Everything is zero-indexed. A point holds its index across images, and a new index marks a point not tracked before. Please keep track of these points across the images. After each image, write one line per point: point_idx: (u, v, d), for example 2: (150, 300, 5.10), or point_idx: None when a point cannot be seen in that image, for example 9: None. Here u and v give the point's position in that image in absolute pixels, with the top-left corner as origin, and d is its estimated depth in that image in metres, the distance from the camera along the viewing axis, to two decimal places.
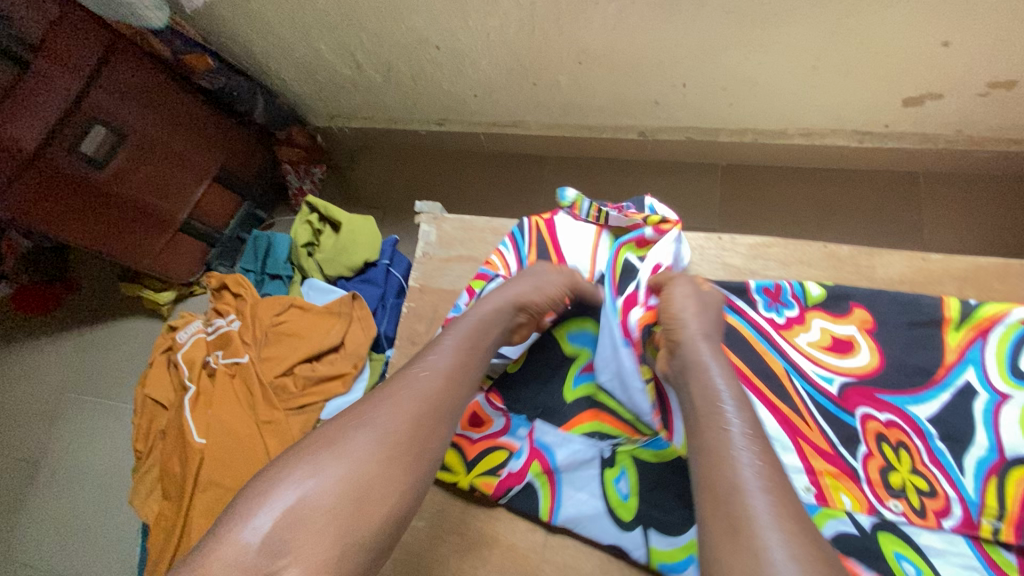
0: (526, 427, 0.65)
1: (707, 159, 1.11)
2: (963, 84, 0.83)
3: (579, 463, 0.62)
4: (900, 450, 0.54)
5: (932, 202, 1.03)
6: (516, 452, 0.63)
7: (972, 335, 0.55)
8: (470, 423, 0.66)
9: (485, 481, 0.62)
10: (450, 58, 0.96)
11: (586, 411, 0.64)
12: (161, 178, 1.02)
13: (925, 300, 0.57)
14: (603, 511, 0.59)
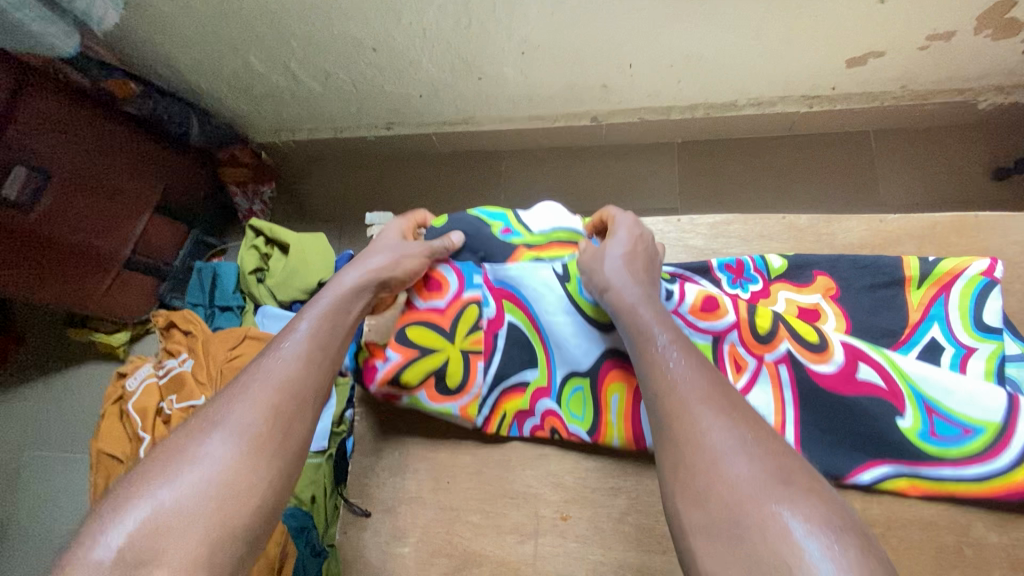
0: (480, 274, 0.64)
1: (663, 139, 1.10)
2: (903, 39, 0.83)
3: (544, 299, 0.61)
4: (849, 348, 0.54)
5: (887, 158, 1.03)
6: (485, 301, 0.63)
7: (933, 291, 0.55)
8: (430, 293, 0.64)
9: (473, 340, 0.62)
10: (389, 59, 0.92)
11: (533, 247, 0.66)
12: (97, 215, 0.96)
13: (885, 260, 0.56)
14: (577, 328, 0.59)
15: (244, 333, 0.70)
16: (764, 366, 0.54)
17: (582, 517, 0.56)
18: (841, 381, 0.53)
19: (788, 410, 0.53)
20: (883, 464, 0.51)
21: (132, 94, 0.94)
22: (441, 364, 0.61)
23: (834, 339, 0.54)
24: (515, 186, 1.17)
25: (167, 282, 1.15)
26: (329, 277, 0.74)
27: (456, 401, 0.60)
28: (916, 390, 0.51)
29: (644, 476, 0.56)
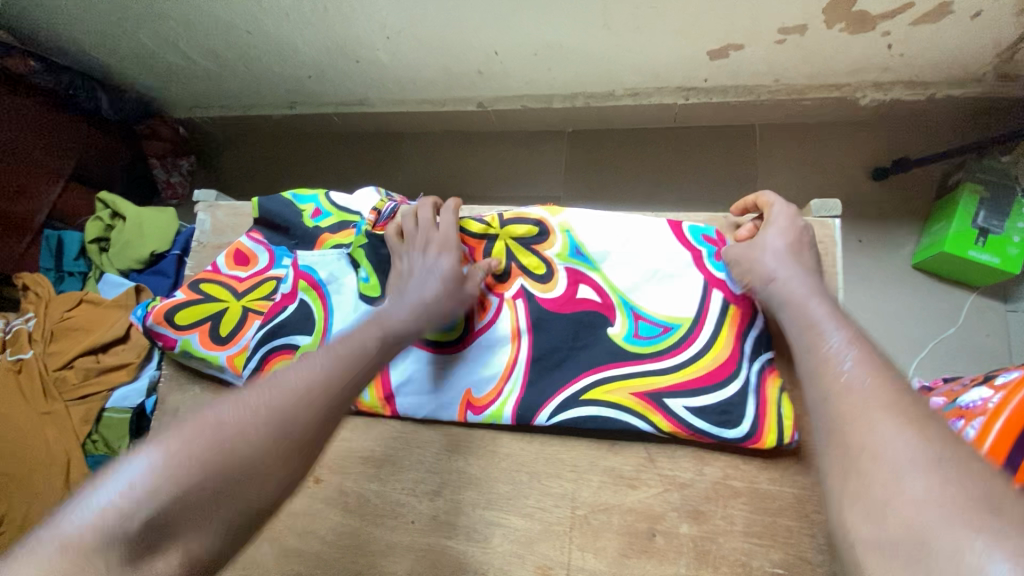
0: (289, 258, 0.66)
1: (552, 126, 1.11)
2: (757, 32, 0.81)
3: (340, 274, 0.63)
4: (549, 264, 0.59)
5: (771, 153, 1.02)
6: (285, 279, 0.65)
7: None
8: (236, 262, 0.67)
9: (258, 303, 0.65)
10: (266, 41, 0.96)
11: (335, 231, 0.67)
12: (9, 181, 1.04)
13: None
14: (354, 304, 0.62)
15: (81, 298, 0.77)
16: (504, 303, 0.59)
17: (333, 481, 0.61)
18: (564, 302, 0.58)
19: (521, 341, 0.58)
20: (593, 375, 0.55)
21: (31, 69, 1.01)
22: (219, 315, 0.65)
23: (557, 268, 0.59)
24: (414, 167, 1.20)
25: None
26: (165, 249, 0.78)
27: (225, 351, 0.63)
28: (626, 300, 0.57)
29: (391, 446, 0.60)
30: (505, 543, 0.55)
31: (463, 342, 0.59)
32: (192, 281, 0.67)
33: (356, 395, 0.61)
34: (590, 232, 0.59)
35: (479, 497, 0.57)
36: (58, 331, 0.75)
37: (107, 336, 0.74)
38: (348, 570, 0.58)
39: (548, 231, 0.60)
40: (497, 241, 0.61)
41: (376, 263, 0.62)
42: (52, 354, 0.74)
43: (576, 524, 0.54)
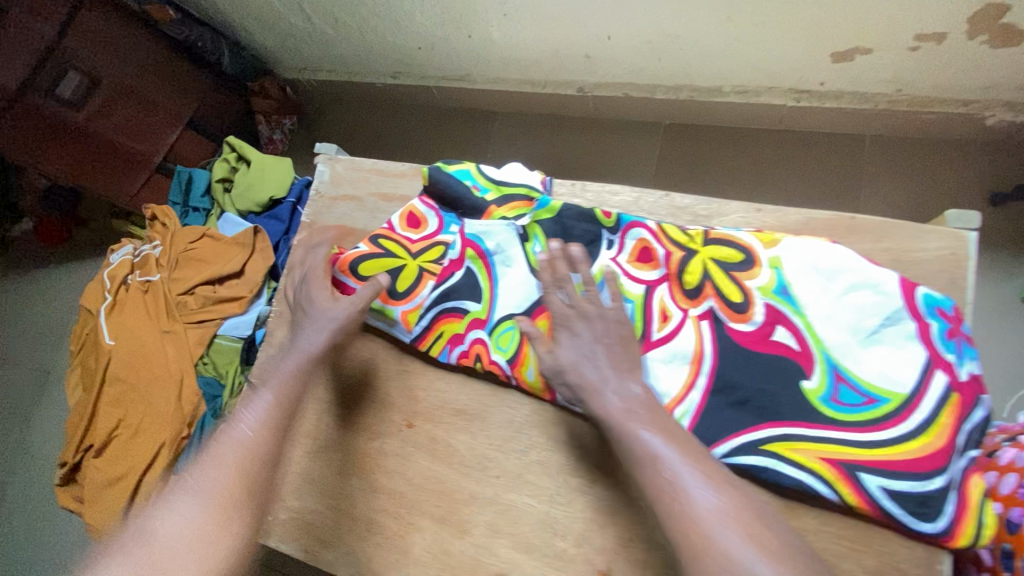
0: (457, 226, 0.68)
1: (650, 118, 1.10)
2: (888, 36, 0.79)
3: (506, 246, 0.64)
4: (729, 288, 0.57)
5: (879, 167, 0.98)
6: (453, 245, 0.66)
7: (776, 304, 0.55)
8: (409, 224, 0.69)
9: (432, 264, 0.66)
10: (387, 9, 0.99)
11: (504, 204, 0.67)
12: (135, 121, 1.12)
13: (738, 244, 0.58)
14: (526, 275, 0.63)
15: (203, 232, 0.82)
16: (688, 319, 0.58)
17: (424, 428, 0.63)
18: (756, 341, 0.55)
19: (707, 352, 0.56)
20: (773, 425, 0.53)
21: (169, 19, 1.08)
22: (396, 271, 0.67)
23: (757, 301, 0.56)
24: (504, 146, 1.22)
25: None
26: (281, 196, 0.82)
27: (399, 305, 0.66)
28: (830, 358, 0.53)
29: (482, 403, 0.62)
30: (588, 510, 0.56)
31: (642, 346, 0.58)
32: (371, 236, 0.69)
33: (523, 371, 0.60)
34: (804, 275, 0.55)
35: (566, 464, 0.58)
36: (181, 260, 0.81)
37: (226, 270, 0.78)
38: (432, 514, 0.60)
39: (754, 261, 0.56)
40: (695, 258, 0.58)
41: (553, 240, 0.63)
42: (175, 280, 0.80)
43: None
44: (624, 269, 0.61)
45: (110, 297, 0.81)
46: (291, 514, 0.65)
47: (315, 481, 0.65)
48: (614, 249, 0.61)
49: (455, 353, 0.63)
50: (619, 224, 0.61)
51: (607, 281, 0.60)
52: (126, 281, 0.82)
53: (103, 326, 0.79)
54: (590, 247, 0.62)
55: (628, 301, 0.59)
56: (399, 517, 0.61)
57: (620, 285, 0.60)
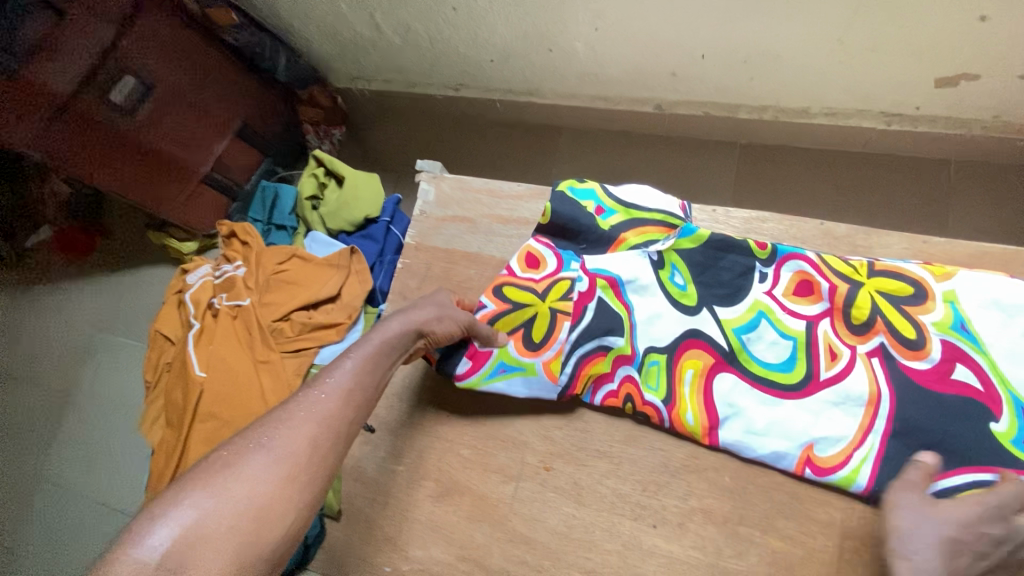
0: (578, 261, 0.63)
1: (726, 137, 1.09)
2: (1001, 64, 0.77)
3: (640, 275, 0.60)
4: (902, 323, 0.53)
5: (962, 194, 0.99)
6: (579, 277, 0.61)
7: (956, 340, 0.51)
8: (529, 264, 0.63)
9: (563, 304, 0.60)
10: (467, 20, 0.95)
11: (632, 230, 0.62)
12: (185, 129, 1.06)
13: (905, 275, 0.54)
14: (667, 307, 0.59)
15: (292, 253, 0.84)
16: (857, 356, 0.54)
17: (565, 471, 0.59)
18: (936, 379, 0.51)
19: (883, 394, 0.52)
20: (959, 473, 0.49)
21: (232, 24, 1.01)
22: (530, 320, 0.61)
23: (933, 337, 0.52)
24: (570, 164, 1.20)
25: (237, 203, 1.24)
26: (376, 215, 0.85)
27: (540, 357, 0.59)
28: (1018, 399, 0.49)
29: (629, 444, 0.58)
30: (762, 564, 0.52)
31: (809, 385, 0.54)
32: (490, 286, 0.63)
33: (681, 415, 0.57)
34: (982, 308, 0.52)
35: (732, 512, 0.54)
36: (272, 283, 0.81)
37: (322, 293, 0.79)
38: (581, 566, 0.56)
39: (927, 294, 0.53)
40: (861, 291, 0.54)
41: (695, 269, 0.59)
42: (265, 303, 0.80)
43: (844, 554, 0.51)
44: (780, 303, 0.56)
45: (196, 323, 0.80)
46: (414, 565, 0.59)
47: (441, 528, 0.60)
48: (767, 281, 0.57)
49: (601, 394, 0.60)
50: (776, 255, 0.57)
51: (762, 315, 0.57)
52: (213, 306, 0.81)
53: (192, 353, 0.77)
54: (740, 278, 0.58)
55: (789, 339, 0.55)
56: (543, 570, 0.56)
57: (778, 320, 0.56)
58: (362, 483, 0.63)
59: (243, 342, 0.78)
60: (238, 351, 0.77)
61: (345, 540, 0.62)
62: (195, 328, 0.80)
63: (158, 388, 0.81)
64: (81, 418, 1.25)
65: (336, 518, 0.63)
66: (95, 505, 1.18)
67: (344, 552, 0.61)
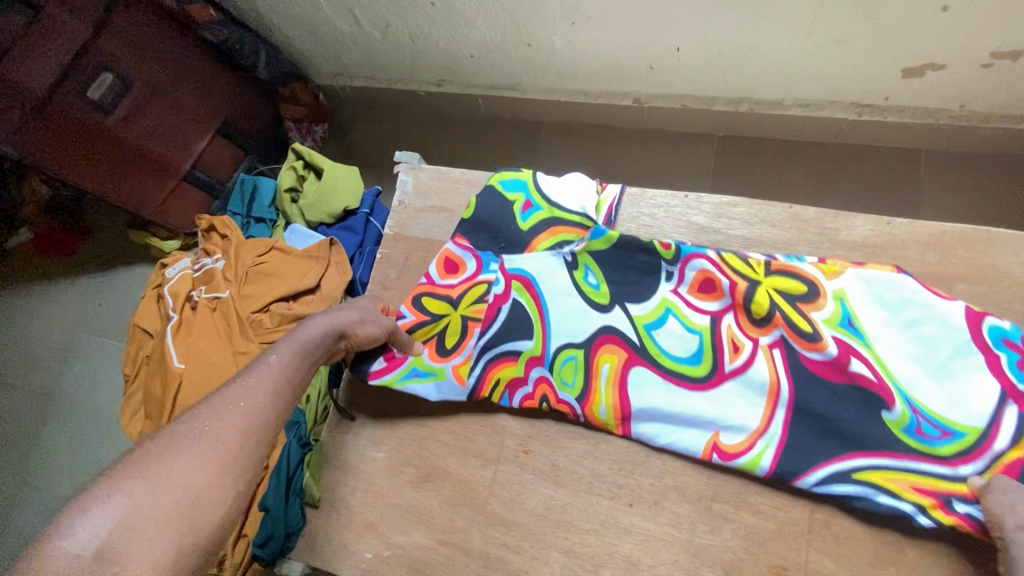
0: (496, 262, 0.64)
1: (704, 130, 1.11)
2: (964, 54, 0.80)
3: (552, 275, 0.62)
4: (801, 319, 0.54)
5: (934, 181, 1.01)
6: (495, 281, 0.63)
7: (846, 334, 0.53)
8: (447, 269, 0.65)
9: (476, 310, 0.63)
10: (445, 15, 0.96)
11: (546, 231, 0.64)
12: (165, 127, 1.06)
13: (800, 269, 0.56)
14: (579, 305, 0.60)
15: (271, 245, 0.83)
16: (760, 348, 0.55)
17: (543, 454, 0.60)
18: (830, 371, 0.53)
19: (784, 386, 0.54)
20: (859, 457, 0.51)
21: (210, 20, 1.02)
22: (444, 328, 0.63)
23: (826, 334, 0.54)
24: (553, 159, 1.20)
25: (219, 200, 1.24)
26: (355, 207, 0.86)
27: (450, 362, 0.62)
28: (902, 391, 0.51)
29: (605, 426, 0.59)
30: (735, 539, 0.53)
31: (715, 378, 0.56)
32: (411, 295, 0.65)
33: (593, 408, 0.58)
34: (866, 303, 0.54)
35: (707, 489, 0.55)
36: (250, 275, 0.81)
37: (302, 284, 0.79)
38: (561, 546, 0.56)
39: (818, 294, 0.55)
40: (759, 287, 0.55)
41: (606, 269, 0.60)
42: (244, 295, 0.80)
43: (814, 526, 0.53)
44: (685, 299, 0.58)
45: (175, 315, 0.80)
46: (395, 550, 0.60)
47: (421, 513, 0.60)
48: (673, 280, 0.59)
49: (518, 397, 0.61)
50: (679, 255, 0.58)
51: (669, 311, 0.58)
52: (193, 298, 0.81)
53: (171, 345, 0.77)
54: (649, 275, 0.59)
55: (694, 334, 0.57)
56: (522, 551, 0.57)
57: (683, 316, 0.58)
58: (343, 471, 0.64)
59: (223, 334, 0.78)
60: (217, 343, 0.77)
61: (326, 528, 0.62)
62: (174, 321, 0.80)
63: (138, 381, 0.81)
64: (62, 420, 1.24)
65: (317, 507, 0.63)
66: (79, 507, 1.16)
67: (325, 540, 0.62)
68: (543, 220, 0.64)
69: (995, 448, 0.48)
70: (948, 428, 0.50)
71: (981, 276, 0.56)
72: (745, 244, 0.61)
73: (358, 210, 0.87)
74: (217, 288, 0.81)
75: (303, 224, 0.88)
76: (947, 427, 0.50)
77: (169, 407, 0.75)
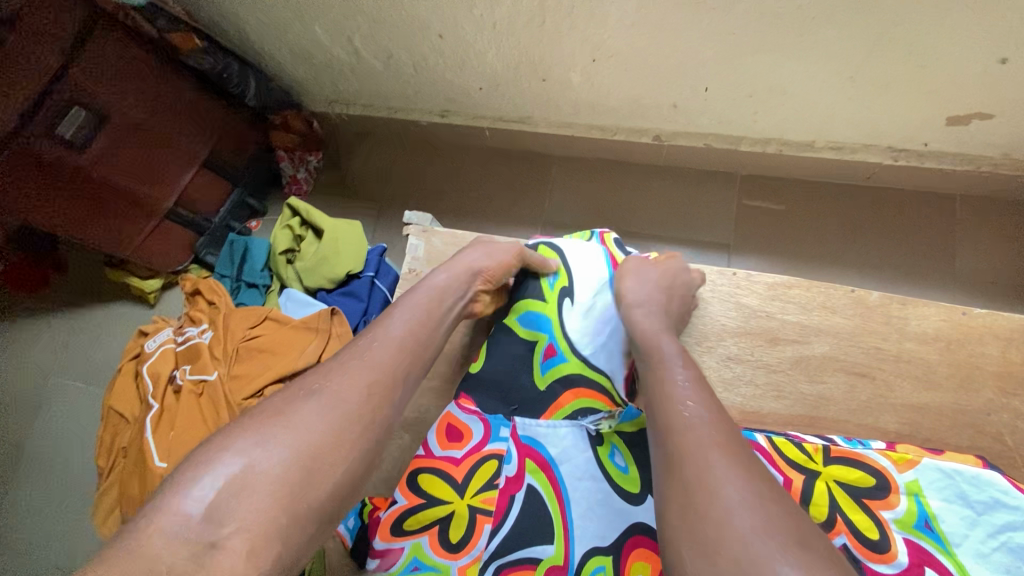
0: (508, 428, 0.57)
1: (726, 168, 1.05)
2: (1016, 105, 0.74)
3: (575, 453, 0.54)
4: (867, 528, 0.47)
5: (968, 228, 0.96)
6: (508, 457, 0.55)
7: (918, 543, 0.46)
8: (450, 439, 0.56)
9: (486, 500, 0.53)
10: (454, 47, 0.88)
11: (571, 392, 0.58)
12: (144, 162, 0.97)
13: (864, 465, 0.49)
14: (606, 492, 0.52)
15: (265, 314, 0.77)
16: None
17: None
18: None
19: None
20: None
21: (195, 48, 0.93)
22: (445, 518, 0.52)
23: (897, 537, 0.47)
24: (564, 195, 1.13)
25: (204, 237, 1.15)
26: (359, 270, 0.81)
27: (456, 561, 0.50)
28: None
29: None
30: None
31: None
32: (407, 474, 0.55)
33: None
34: (948, 505, 0.47)
35: None
36: (242, 351, 0.74)
37: (302, 361, 0.71)
38: None
39: (890, 487, 0.48)
40: (818, 481, 0.49)
41: (637, 451, 0.53)
42: (234, 376, 0.72)
43: None
44: None
45: (155, 404, 0.71)
46: None
47: None
48: None
49: None
50: None
51: None
52: (177, 382, 0.73)
53: (149, 441, 0.68)
54: None
55: None
56: None
57: None
58: None
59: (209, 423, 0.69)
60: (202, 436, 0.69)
61: None
62: (154, 410, 0.71)
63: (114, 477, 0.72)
64: (34, 472, 1.15)
65: None
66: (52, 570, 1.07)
67: None
68: (568, 377, 0.58)
69: None
70: None
71: None
72: (804, 332, 0.54)
73: (362, 273, 0.82)
74: (202, 367, 0.73)
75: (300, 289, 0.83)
76: None
77: None
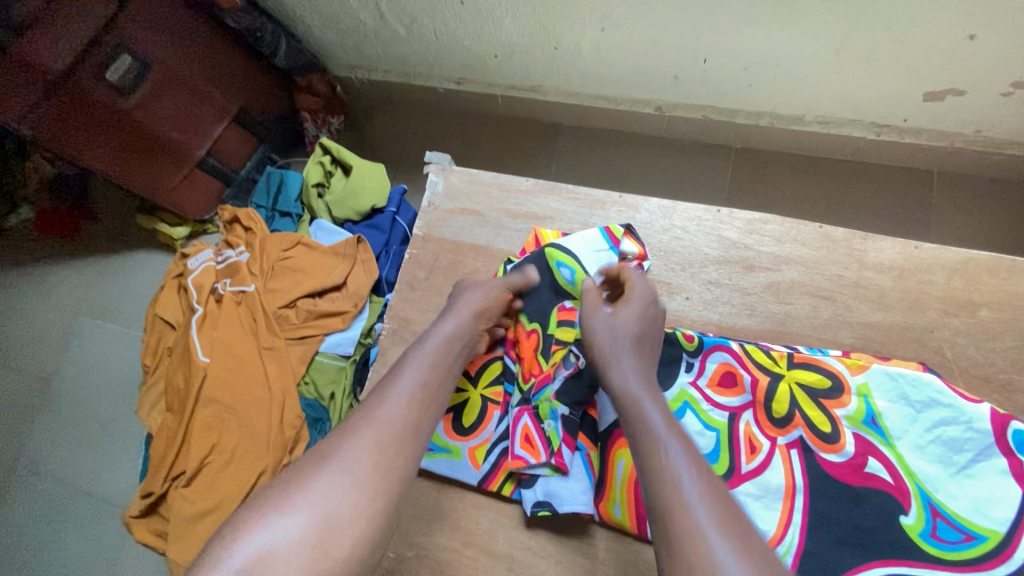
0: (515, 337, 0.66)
1: (722, 141, 1.12)
2: (987, 81, 0.81)
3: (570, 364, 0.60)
4: (822, 418, 0.55)
5: (944, 202, 1.03)
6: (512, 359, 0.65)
7: (863, 436, 0.55)
8: None
9: (494, 392, 0.64)
10: (474, 14, 0.95)
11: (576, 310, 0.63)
12: (180, 112, 1.04)
13: (821, 369, 0.57)
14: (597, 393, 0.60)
15: (297, 240, 0.89)
16: (776, 449, 0.56)
17: None
18: (849, 472, 0.54)
19: (796, 499, 0.54)
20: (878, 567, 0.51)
21: (234, 7, 1.00)
22: (459, 405, 0.63)
23: (846, 430, 0.55)
24: (569, 164, 1.21)
25: (230, 188, 1.23)
26: (382, 205, 0.91)
27: (467, 442, 0.62)
28: (924, 491, 0.52)
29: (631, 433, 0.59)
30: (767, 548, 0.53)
31: (731, 479, 0.55)
32: None
33: (608, 508, 0.56)
34: (892, 404, 0.55)
35: None
36: (277, 269, 0.87)
37: (329, 281, 0.84)
38: (585, 552, 0.56)
39: (844, 388, 0.56)
40: (780, 384, 0.57)
41: None
42: (270, 290, 0.85)
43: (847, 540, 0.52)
44: (706, 395, 0.58)
45: (200, 308, 0.84)
46: (419, 550, 0.58)
47: (445, 515, 0.60)
48: (692, 372, 0.59)
49: None
50: (702, 348, 0.59)
51: (687, 406, 0.58)
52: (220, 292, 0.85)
53: (195, 339, 0.81)
54: (667, 366, 0.59)
55: (713, 431, 0.57)
56: (547, 556, 0.57)
57: (702, 410, 0.58)
58: None
59: (248, 328, 0.83)
60: (242, 337, 0.82)
61: None
62: (199, 314, 0.84)
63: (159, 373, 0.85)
64: (63, 402, 1.22)
65: None
66: (79, 494, 1.14)
67: None
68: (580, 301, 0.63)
69: (1015, 552, 0.49)
70: (964, 526, 0.50)
71: (1005, 303, 0.57)
72: (777, 261, 0.62)
73: (386, 208, 0.93)
74: (242, 281, 0.86)
75: (329, 220, 0.93)
76: (960, 526, 0.51)
77: (192, 400, 0.78)
